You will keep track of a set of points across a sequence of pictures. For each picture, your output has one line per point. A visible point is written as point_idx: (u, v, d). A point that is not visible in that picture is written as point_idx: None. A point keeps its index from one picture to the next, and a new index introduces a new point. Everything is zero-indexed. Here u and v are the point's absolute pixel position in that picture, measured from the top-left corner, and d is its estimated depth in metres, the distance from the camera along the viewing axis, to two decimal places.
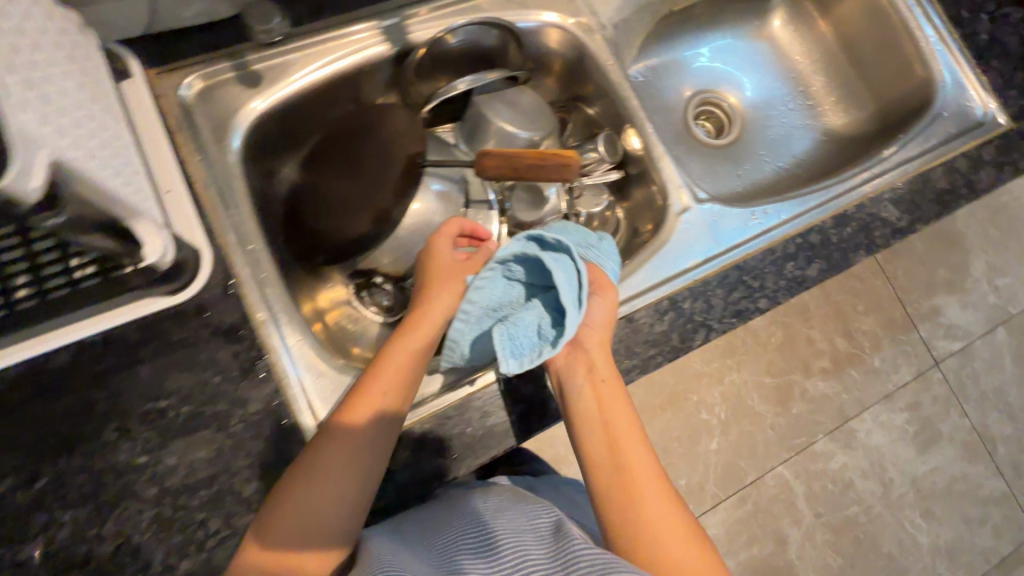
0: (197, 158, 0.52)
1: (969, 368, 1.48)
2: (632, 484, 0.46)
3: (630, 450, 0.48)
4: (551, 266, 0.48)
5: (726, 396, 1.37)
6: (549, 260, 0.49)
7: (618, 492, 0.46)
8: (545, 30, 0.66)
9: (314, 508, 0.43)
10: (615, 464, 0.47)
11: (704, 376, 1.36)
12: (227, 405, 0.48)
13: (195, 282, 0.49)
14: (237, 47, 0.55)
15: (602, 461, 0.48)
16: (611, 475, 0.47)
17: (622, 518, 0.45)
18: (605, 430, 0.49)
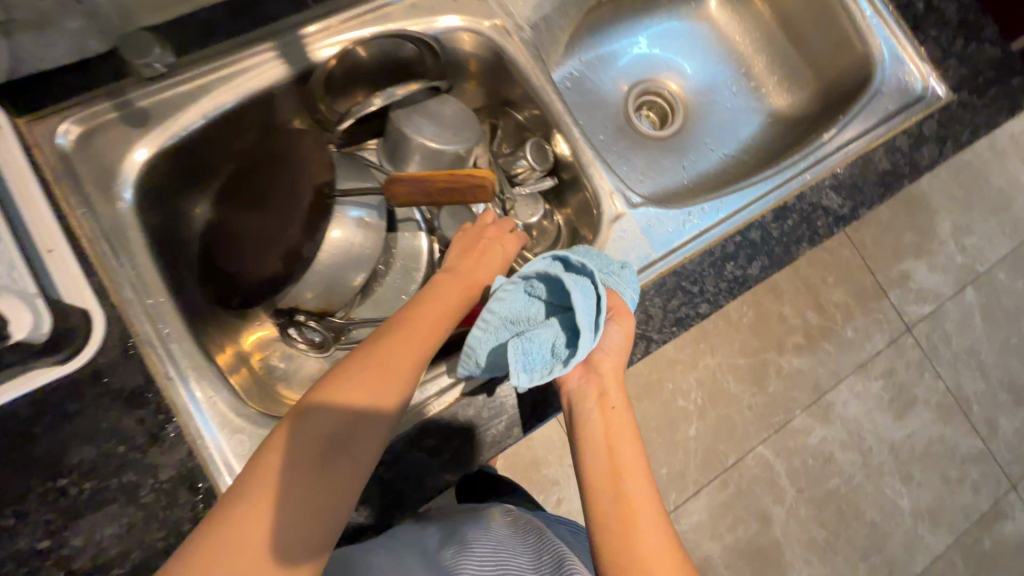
0: (81, 211, 0.49)
1: (941, 330, 1.47)
2: (633, 516, 0.43)
3: (633, 479, 0.45)
4: (572, 290, 0.45)
5: (702, 380, 1.35)
6: (573, 284, 0.46)
7: (617, 521, 0.43)
8: (456, 35, 0.62)
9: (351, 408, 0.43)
10: (614, 492, 0.44)
11: (679, 363, 1.35)
12: (135, 476, 0.45)
13: (88, 348, 0.46)
14: (116, 85, 0.51)
15: (602, 485, 0.45)
16: (611, 503, 0.44)
17: (617, 551, 0.42)
18: (608, 457, 0.46)
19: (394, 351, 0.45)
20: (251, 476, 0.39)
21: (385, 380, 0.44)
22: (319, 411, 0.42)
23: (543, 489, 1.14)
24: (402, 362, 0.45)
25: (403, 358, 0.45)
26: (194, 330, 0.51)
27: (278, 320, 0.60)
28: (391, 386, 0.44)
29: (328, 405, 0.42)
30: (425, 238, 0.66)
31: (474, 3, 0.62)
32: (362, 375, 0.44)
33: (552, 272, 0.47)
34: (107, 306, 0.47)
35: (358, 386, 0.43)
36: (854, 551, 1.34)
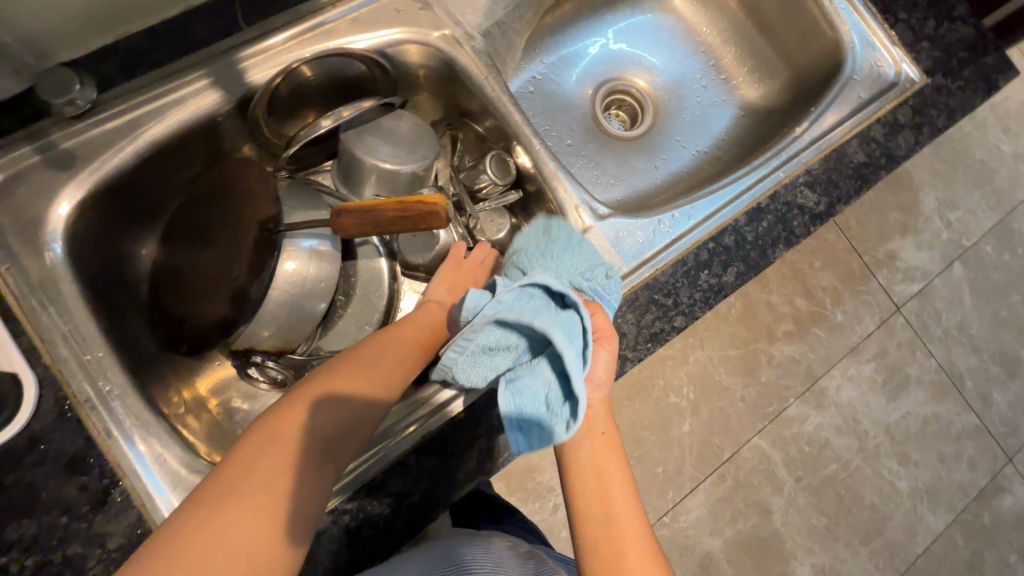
0: (6, 266, 0.45)
1: (931, 308, 1.46)
2: (623, 551, 0.41)
3: (622, 506, 0.43)
4: (562, 342, 0.40)
5: (693, 374, 1.33)
6: (560, 332, 0.40)
7: (607, 557, 0.40)
8: (403, 49, 0.59)
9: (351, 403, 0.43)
10: (604, 522, 0.42)
11: (670, 359, 1.32)
12: (80, 548, 0.42)
13: (21, 414, 0.43)
14: (37, 126, 0.48)
15: (590, 513, 0.42)
16: (602, 537, 0.41)
17: None
18: (597, 483, 0.43)
19: (387, 356, 0.47)
20: (248, 455, 0.38)
21: (385, 379, 0.45)
22: (318, 400, 0.42)
23: (537, 497, 1.12)
24: (394, 366, 0.46)
25: (395, 362, 0.47)
26: (139, 382, 0.48)
27: (236, 360, 0.57)
28: (384, 386, 0.45)
29: (335, 392, 0.43)
30: (385, 264, 0.63)
31: (420, 13, 0.59)
32: (358, 372, 0.44)
33: (534, 321, 0.41)
34: (40, 367, 0.44)
35: (358, 381, 0.44)
36: (855, 536, 1.33)
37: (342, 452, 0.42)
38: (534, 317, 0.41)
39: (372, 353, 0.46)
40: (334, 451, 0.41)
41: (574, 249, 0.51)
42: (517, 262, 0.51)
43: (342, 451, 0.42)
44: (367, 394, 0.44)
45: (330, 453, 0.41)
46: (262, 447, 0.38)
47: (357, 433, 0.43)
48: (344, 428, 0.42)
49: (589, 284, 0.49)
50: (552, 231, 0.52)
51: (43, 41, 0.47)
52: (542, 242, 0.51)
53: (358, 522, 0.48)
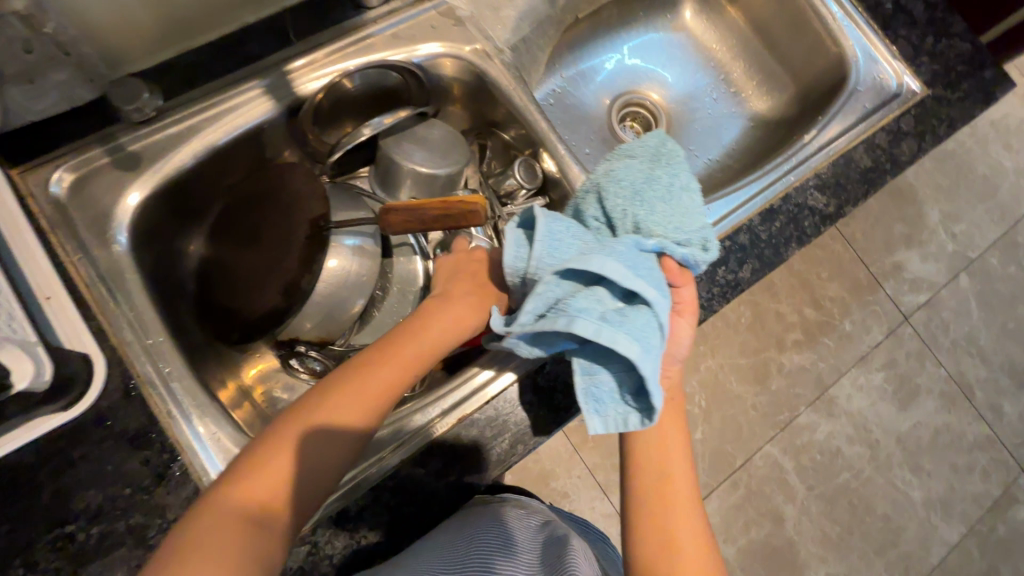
0: (77, 257, 0.49)
1: (938, 318, 1.48)
2: (672, 510, 0.45)
3: (677, 466, 0.48)
4: (647, 366, 0.39)
5: (705, 383, 1.34)
6: (642, 353, 0.39)
7: (654, 515, 0.45)
8: (438, 62, 0.63)
9: (320, 444, 0.43)
10: (658, 476, 0.47)
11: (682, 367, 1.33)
12: (143, 517, 0.45)
13: (90, 392, 0.46)
14: (106, 131, 0.52)
15: (647, 467, 0.47)
16: (652, 495, 0.46)
17: (653, 534, 0.44)
18: (657, 443, 0.48)
19: (375, 382, 0.46)
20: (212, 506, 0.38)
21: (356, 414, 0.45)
22: (301, 438, 0.42)
23: (553, 501, 1.13)
24: (382, 390, 0.47)
25: (384, 386, 0.47)
26: (194, 367, 0.52)
27: (280, 351, 0.60)
28: (369, 412, 0.46)
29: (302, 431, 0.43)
30: (420, 261, 0.67)
31: (454, 29, 0.64)
32: (326, 406, 0.44)
33: (612, 345, 0.39)
34: (108, 350, 0.48)
35: (343, 413, 0.44)
36: (869, 547, 1.33)
37: (322, 481, 0.43)
38: (614, 337, 0.39)
39: (361, 378, 0.46)
40: (315, 481, 0.42)
41: (670, 198, 0.46)
42: (606, 190, 0.47)
43: (325, 480, 0.43)
44: (349, 424, 0.44)
45: (310, 485, 0.42)
46: (242, 485, 0.39)
47: (340, 460, 0.44)
48: (327, 459, 0.43)
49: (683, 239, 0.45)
50: (648, 170, 0.48)
51: (114, 53, 0.52)
52: (634, 178, 0.47)
53: (397, 500, 0.51)
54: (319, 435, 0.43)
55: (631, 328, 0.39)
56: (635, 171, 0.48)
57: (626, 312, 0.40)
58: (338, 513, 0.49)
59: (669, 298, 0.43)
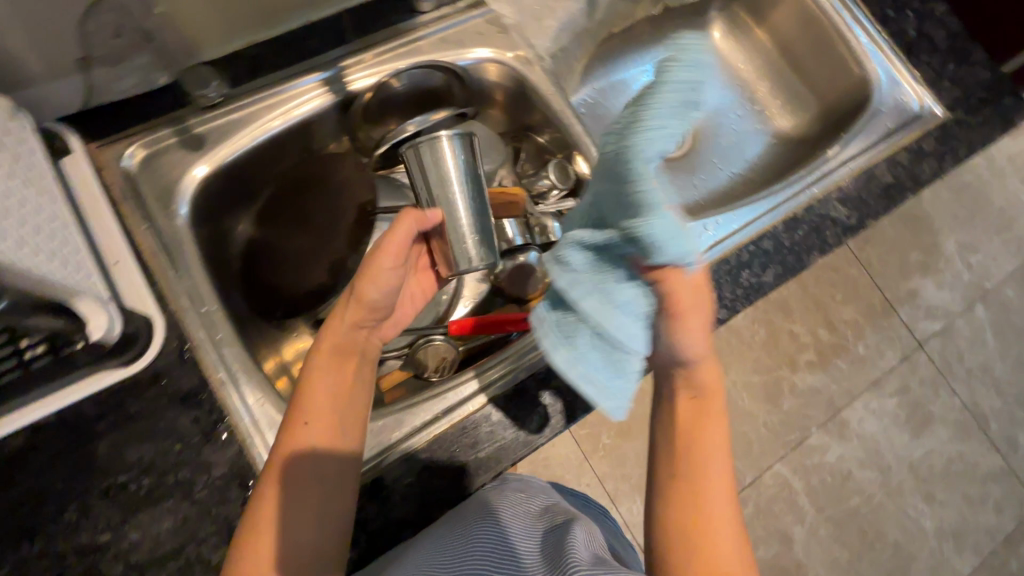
0: (144, 227, 0.53)
1: (953, 348, 1.46)
2: (703, 502, 0.41)
3: (709, 456, 0.43)
4: (581, 375, 0.44)
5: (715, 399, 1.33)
6: (579, 366, 0.44)
7: (692, 531, 0.40)
8: (482, 66, 0.67)
9: (302, 494, 0.43)
10: (687, 463, 0.42)
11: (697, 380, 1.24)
12: (190, 472, 0.47)
13: (149, 350, 0.49)
14: (178, 113, 0.56)
15: (675, 455, 0.43)
16: (682, 494, 0.41)
17: (682, 523, 0.40)
18: (687, 430, 0.44)
19: (320, 410, 0.45)
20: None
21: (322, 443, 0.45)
22: (280, 506, 0.42)
23: None
24: (329, 410, 0.46)
25: (331, 406, 0.46)
26: (242, 337, 0.54)
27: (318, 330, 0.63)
28: (332, 435, 0.45)
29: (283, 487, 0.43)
30: None
31: (498, 36, 0.68)
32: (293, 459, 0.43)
33: (553, 358, 0.44)
34: (166, 314, 0.51)
35: (303, 457, 0.44)
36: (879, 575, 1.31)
37: (335, 511, 0.44)
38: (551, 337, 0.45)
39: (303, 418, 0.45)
40: (328, 518, 0.43)
41: (616, 176, 0.40)
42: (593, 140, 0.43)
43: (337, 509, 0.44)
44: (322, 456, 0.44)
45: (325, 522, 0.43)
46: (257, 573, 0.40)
47: (337, 487, 0.44)
48: (319, 501, 0.43)
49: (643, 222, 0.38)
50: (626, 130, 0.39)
51: (199, 39, 0.55)
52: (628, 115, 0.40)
53: (427, 468, 0.54)
54: (297, 486, 0.43)
55: (557, 329, 0.45)
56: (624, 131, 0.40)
57: (563, 314, 0.45)
58: (372, 481, 0.52)
59: (610, 298, 0.43)
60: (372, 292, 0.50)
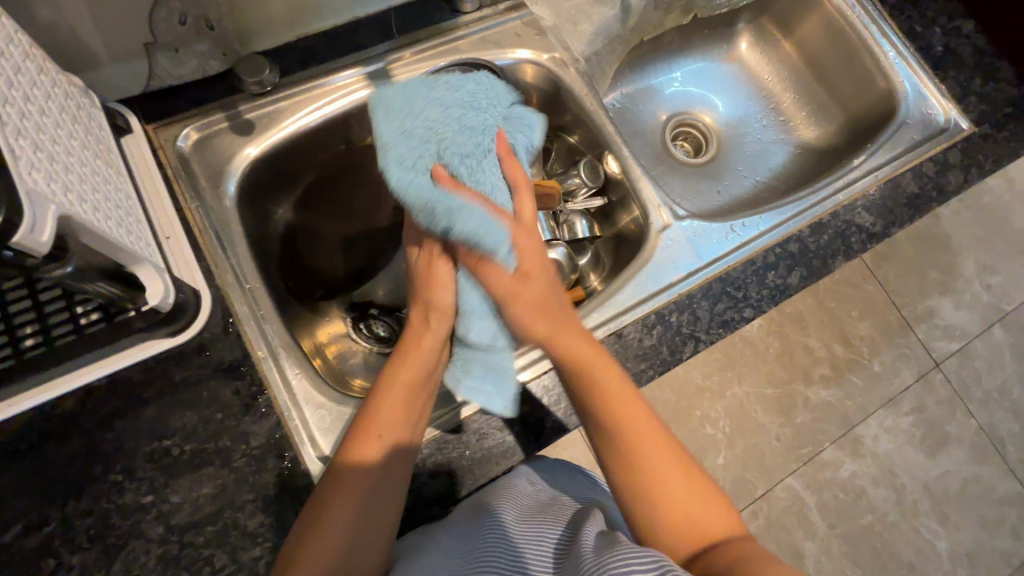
0: (194, 204, 0.55)
1: (972, 371, 1.14)
2: (647, 463, 0.45)
3: (636, 419, 0.46)
4: (466, 386, 0.53)
5: (732, 414, 1.03)
6: (472, 381, 0.53)
7: (637, 478, 0.44)
8: (521, 67, 0.70)
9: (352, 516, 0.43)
10: (620, 435, 0.46)
11: (704, 389, 1.03)
12: (231, 440, 0.49)
13: (196, 321, 0.51)
14: (229, 98, 0.59)
15: (604, 430, 0.47)
16: (627, 474, 0.45)
17: (638, 498, 0.44)
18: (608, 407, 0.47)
19: (391, 415, 0.47)
20: None
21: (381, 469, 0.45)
22: (328, 524, 0.42)
23: None
24: (399, 415, 0.48)
25: (400, 411, 0.48)
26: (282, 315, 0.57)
27: (352, 315, 0.67)
28: (398, 436, 0.47)
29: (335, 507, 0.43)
30: None
31: (536, 39, 0.70)
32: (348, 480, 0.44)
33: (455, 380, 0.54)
34: (213, 289, 0.53)
35: (366, 461, 0.45)
36: None
37: (381, 519, 0.44)
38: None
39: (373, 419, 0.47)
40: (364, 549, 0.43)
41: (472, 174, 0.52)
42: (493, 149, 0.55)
43: (383, 518, 0.44)
44: (387, 456, 0.46)
45: (370, 527, 0.43)
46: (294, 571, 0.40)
47: (386, 497, 0.45)
48: (357, 524, 0.43)
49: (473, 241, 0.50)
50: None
51: (265, 26, 0.58)
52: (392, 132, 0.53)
53: (456, 454, 0.53)
54: (344, 507, 0.43)
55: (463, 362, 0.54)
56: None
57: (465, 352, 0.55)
58: None
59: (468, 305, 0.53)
60: (446, 300, 0.54)
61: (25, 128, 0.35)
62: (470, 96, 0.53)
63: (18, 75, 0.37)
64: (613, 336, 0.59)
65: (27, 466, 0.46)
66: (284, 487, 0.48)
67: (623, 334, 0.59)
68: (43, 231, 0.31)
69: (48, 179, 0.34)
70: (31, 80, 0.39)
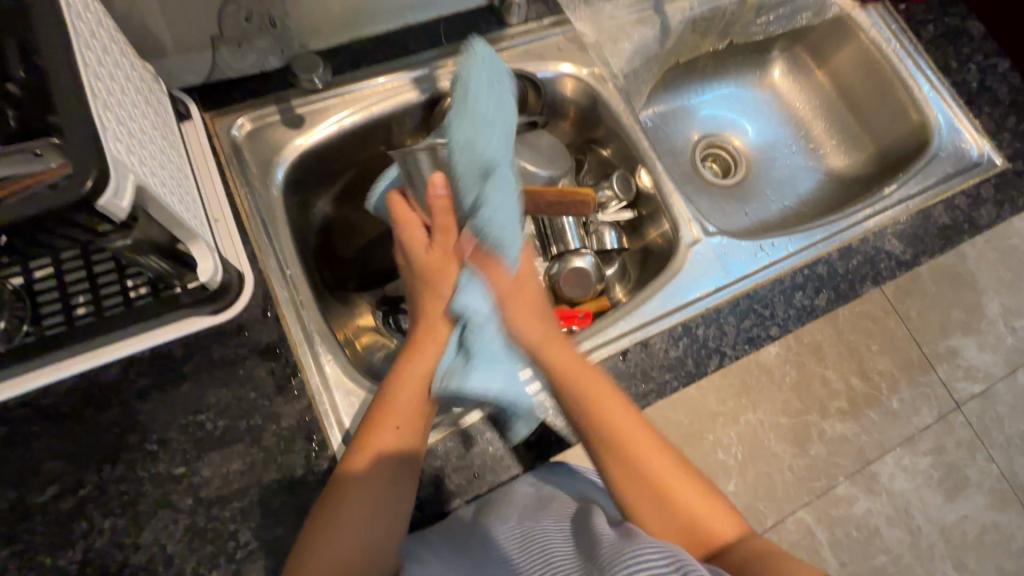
0: (244, 191, 0.58)
1: (993, 411, 0.99)
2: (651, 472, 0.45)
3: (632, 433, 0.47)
4: (471, 380, 0.46)
5: (744, 439, 0.88)
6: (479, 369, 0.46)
7: (646, 488, 0.45)
8: (561, 80, 0.72)
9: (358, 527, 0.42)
10: (622, 451, 0.46)
11: (718, 415, 0.87)
12: (262, 419, 0.50)
13: (237, 303, 0.53)
14: (284, 93, 0.61)
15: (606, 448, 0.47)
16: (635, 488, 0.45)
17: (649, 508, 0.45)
18: (603, 424, 0.47)
19: (393, 425, 0.46)
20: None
21: (379, 488, 0.44)
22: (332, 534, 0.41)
23: None
24: (404, 431, 0.46)
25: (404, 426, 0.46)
26: (318, 303, 0.58)
27: (382, 308, 0.69)
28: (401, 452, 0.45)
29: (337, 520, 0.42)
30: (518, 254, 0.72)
31: (577, 54, 0.72)
32: (352, 499, 0.43)
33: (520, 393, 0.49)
34: (255, 272, 0.55)
35: (366, 471, 0.44)
36: None
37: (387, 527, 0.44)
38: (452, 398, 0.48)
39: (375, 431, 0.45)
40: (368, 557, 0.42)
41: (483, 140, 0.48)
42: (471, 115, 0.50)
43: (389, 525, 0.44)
44: (394, 465, 0.45)
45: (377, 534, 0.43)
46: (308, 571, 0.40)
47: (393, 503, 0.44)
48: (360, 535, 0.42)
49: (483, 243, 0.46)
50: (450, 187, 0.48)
51: (323, 26, 0.61)
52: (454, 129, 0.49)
53: (480, 450, 0.53)
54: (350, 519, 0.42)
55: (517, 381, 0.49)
56: (420, 163, 0.52)
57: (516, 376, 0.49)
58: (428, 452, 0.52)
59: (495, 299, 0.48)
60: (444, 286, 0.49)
61: (111, 105, 0.37)
62: (491, 70, 0.49)
63: (106, 57, 0.40)
64: (639, 345, 0.60)
65: (67, 429, 0.48)
66: (311, 469, 0.49)
67: (649, 344, 0.60)
68: (123, 197, 0.33)
69: (128, 152, 0.36)
70: (115, 61, 0.42)
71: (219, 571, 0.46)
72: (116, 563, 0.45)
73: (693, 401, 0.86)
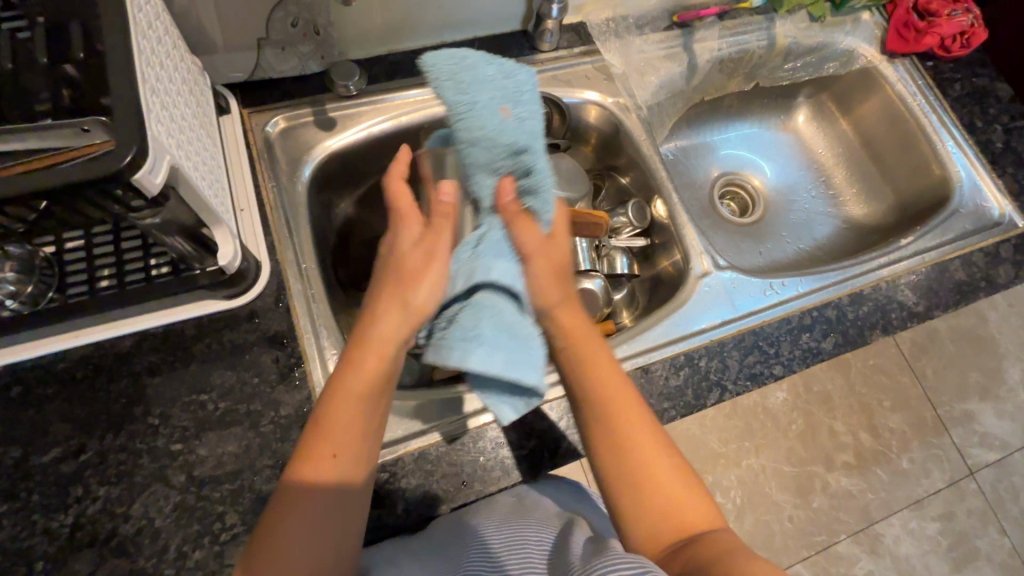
0: (271, 185, 0.61)
1: (1010, 483, 0.95)
2: (635, 449, 0.44)
3: (628, 411, 0.45)
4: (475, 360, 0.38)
5: (743, 483, 0.86)
6: (481, 350, 0.39)
7: (638, 477, 0.43)
8: (586, 106, 0.74)
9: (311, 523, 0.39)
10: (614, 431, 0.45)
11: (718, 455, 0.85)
12: (262, 406, 0.51)
13: (250, 291, 0.54)
14: (318, 96, 0.64)
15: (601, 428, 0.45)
16: (627, 480, 0.43)
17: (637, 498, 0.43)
18: (604, 396, 0.46)
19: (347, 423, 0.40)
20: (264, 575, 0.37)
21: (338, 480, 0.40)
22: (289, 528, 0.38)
23: None
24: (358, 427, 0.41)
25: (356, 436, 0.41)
26: (329, 298, 0.60)
27: None
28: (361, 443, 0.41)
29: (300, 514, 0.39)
30: None
31: (605, 83, 0.74)
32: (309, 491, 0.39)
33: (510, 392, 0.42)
34: (272, 263, 0.57)
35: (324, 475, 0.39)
36: None
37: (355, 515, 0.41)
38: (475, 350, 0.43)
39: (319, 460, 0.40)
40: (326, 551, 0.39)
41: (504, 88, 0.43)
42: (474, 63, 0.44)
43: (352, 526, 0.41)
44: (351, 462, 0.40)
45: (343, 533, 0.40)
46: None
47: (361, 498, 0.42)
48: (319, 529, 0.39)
49: (529, 199, 0.45)
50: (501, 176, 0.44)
51: (362, 36, 0.65)
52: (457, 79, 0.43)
53: (469, 458, 0.53)
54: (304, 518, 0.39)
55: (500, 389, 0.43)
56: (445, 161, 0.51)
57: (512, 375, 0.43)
58: (420, 454, 0.52)
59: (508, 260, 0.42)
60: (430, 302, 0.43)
61: (158, 89, 0.40)
62: (519, 85, 0.44)
63: (159, 48, 0.43)
64: (640, 370, 0.59)
65: (75, 396, 0.49)
66: None
67: (650, 370, 0.60)
68: (157, 175, 0.35)
69: (167, 134, 0.38)
70: (166, 53, 0.45)
71: (202, 551, 0.46)
72: (104, 531, 0.46)
73: (693, 439, 0.85)
